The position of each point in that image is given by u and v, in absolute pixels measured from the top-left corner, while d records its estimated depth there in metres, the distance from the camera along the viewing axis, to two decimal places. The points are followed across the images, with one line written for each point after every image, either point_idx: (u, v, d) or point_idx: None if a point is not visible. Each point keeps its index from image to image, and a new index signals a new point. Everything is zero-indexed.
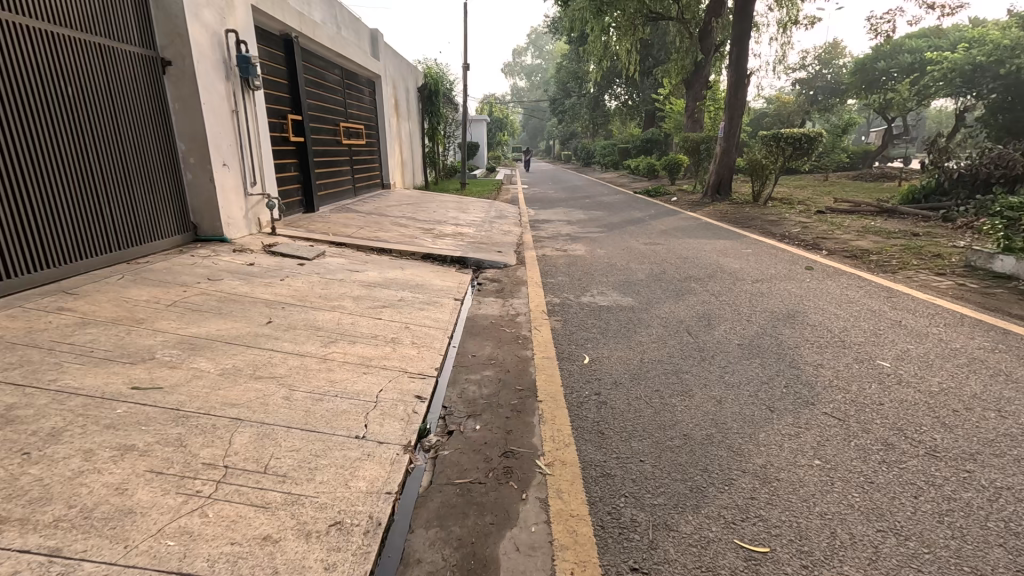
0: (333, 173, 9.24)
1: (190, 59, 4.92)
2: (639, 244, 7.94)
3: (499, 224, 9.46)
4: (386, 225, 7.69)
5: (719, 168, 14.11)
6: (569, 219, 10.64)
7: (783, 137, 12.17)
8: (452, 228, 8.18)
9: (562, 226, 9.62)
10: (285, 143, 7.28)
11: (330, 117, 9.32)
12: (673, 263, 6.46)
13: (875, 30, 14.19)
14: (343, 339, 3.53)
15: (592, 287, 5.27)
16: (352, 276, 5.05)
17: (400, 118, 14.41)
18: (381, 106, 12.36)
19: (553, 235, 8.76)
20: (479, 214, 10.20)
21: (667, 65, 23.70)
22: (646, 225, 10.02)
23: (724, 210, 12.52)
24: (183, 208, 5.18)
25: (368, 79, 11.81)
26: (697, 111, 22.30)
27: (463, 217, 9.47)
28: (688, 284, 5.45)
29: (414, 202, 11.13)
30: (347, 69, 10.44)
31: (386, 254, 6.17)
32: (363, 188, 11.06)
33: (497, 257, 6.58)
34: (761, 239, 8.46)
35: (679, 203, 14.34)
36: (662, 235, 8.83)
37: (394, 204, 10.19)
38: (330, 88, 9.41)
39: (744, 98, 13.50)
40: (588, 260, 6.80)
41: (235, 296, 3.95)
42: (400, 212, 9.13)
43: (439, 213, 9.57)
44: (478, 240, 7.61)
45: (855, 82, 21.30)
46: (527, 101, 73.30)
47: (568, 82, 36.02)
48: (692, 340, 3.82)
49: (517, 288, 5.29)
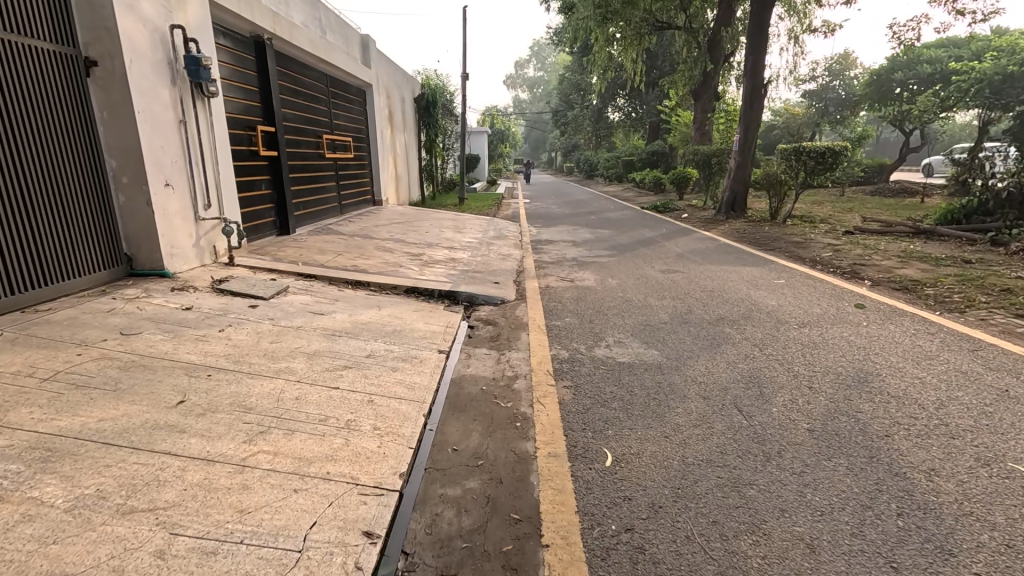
0: (314, 190, 8.39)
1: (119, 57, 4.07)
2: (654, 271, 7.03)
3: (498, 245, 8.58)
4: (368, 250, 6.80)
5: (733, 183, 13.22)
6: (575, 240, 9.74)
7: (804, 151, 11.29)
8: (445, 253, 7.30)
9: (567, 249, 8.73)
10: (252, 158, 6.43)
11: (312, 129, 8.50)
12: (698, 298, 5.56)
13: (897, 38, 13.37)
14: (276, 428, 2.61)
15: (607, 334, 4.36)
16: (314, 322, 4.14)
17: (394, 130, 13.64)
18: (372, 117, 11.55)
19: (557, 259, 7.87)
20: (476, 234, 9.31)
21: (673, 76, 22.99)
22: (659, 247, 9.12)
23: (741, 229, 11.62)
24: (112, 237, 4.30)
25: (358, 88, 11.03)
26: (706, 123, 21.53)
27: (458, 239, 8.59)
28: (721, 329, 4.53)
29: (406, 220, 10.25)
30: (334, 77, 9.65)
31: (362, 289, 5.26)
32: (351, 205, 10.20)
33: (493, 290, 5.67)
34: (791, 265, 7.55)
35: (690, 220, 13.46)
36: (679, 259, 7.92)
37: (382, 223, 9.30)
38: (312, 96, 8.59)
39: (760, 109, 12.66)
40: (598, 291, 5.90)
41: (147, 359, 3.05)
42: (387, 233, 8.25)
43: (431, 234, 8.68)
44: (473, 266, 6.71)
45: (869, 94, 20.53)
46: (529, 113, 72.85)
47: (571, 93, 35.40)
48: (745, 423, 2.88)
49: (516, 335, 4.37)
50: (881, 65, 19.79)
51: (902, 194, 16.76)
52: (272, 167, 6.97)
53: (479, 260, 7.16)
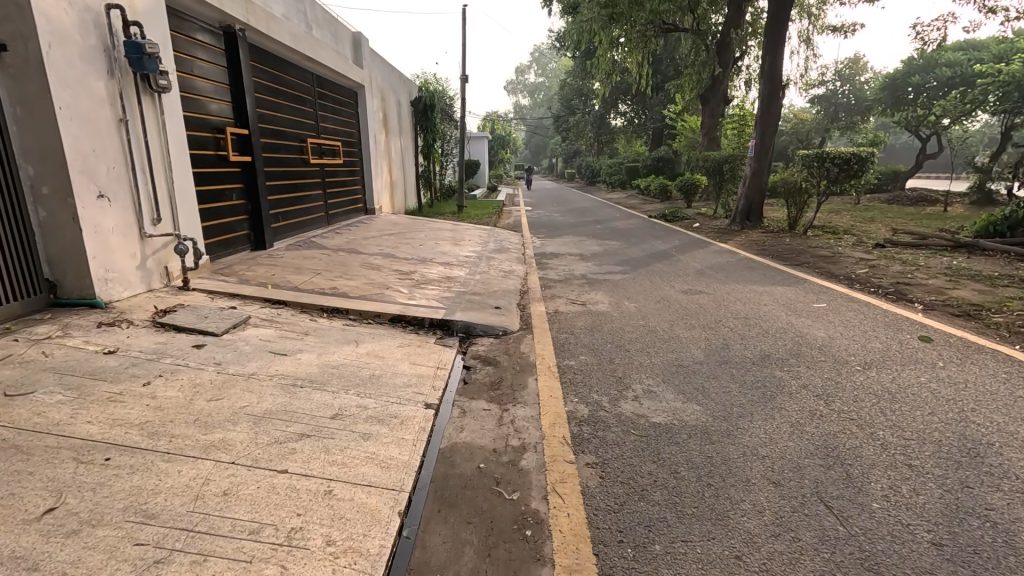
0: (297, 199, 7.63)
1: (34, 40, 3.29)
2: (674, 291, 6.26)
3: (499, 260, 7.80)
4: (352, 268, 6.02)
5: (748, 191, 12.45)
6: (582, 252, 8.97)
7: (827, 157, 10.54)
8: (439, 269, 6.52)
9: (574, 264, 7.98)
10: (219, 164, 5.67)
11: (295, 132, 7.75)
12: (731, 328, 4.78)
13: (922, 37, 12.71)
14: (182, 554, 1.81)
15: (632, 380, 3.56)
16: (271, 367, 3.35)
17: (388, 133, 12.93)
18: (364, 120, 10.81)
19: (564, 275, 7.10)
20: (474, 247, 8.54)
21: (680, 80, 22.32)
22: (675, 262, 8.34)
23: (759, 240, 10.86)
24: (28, 261, 3.50)
25: (348, 89, 10.29)
26: (714, 129, 20.84)
27: (454, 252, 7.82)
28: (770, 373, 3.74)
29: (399, 231, 9.48)
30: (321, 75, 8.90)
31: (339, 318, 4.48)
32: (339, 215, 9.42)
33: (493, 317, 4.89)
34: (826, 284, 6.77)
35: (703, 230, 12.70)
36: (699, 276, 7.16)
37: (373, 234, 8.52)
38: (295, 96, 7.84)
39: (777, 113, 11.91)
40: (613, 317, 5.12)
41: (25, 437, 2.25)
42: (377, 246, 7.47)
43: (425, 248, 7.90)
44: (471, 285, 5.94)
45: (883, 98, 19.85)
46: (529, 119, 72.34)
47: (573, 98, 34.82)
48: (844, 533, 2.08)
49: (521, 381, 3.57)
50: (896, 68, 19.12)
51: (921, 202, 16.04)
52: (245, 174, 6.20)
53: (479, 278, 6.40)
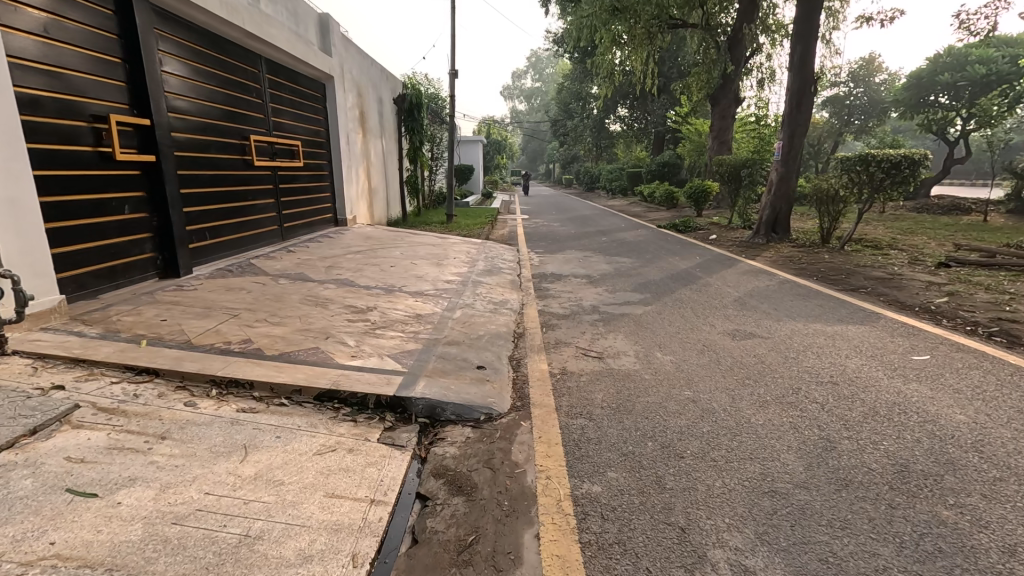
0: (234, 211, 6.10)
1: None
2: (716, 333, 4.74)
3: (487, 286, 6.26)
4: (288, 305, 4.48)
5: (774, 199, 10.99)
6: (589, 274, 7.48)
7: (872, 159, 9.07)
8: (407, 304, 4.98)
9: (581, 290, 6.48)
10: (99, 166, 4.15)
11: (234, 128, 6.22)
12: (821, 405, 3.25)
13: (966, 27, 11.45)
14: None
15: (705, 542, 2.03)
16: (47, 534, 1.81)
17: (366, 134, 11.50)
18: (333, 116, 9.32)
19: (570, 308, 5.59)
20: (458, 268, 7.01)
21: (686, 80, 20.94)
22: (702, 287, 6.85)
23: (791, 255, 9.40)
24: None
25: (313, 79, 8.79)
26: (725, 132, 19.36)
27: (432, 277, 6.29)
28: (933, 515, 2.20)
29: (370, 246, 7.95)
30: (274, 60, 7.39)
31: (236, 398, 2.94)
32: (297, 228, 7.87)
33: (473, 386, 3.36)
34: (908, 320, 5.29)
35: (722, 243, 11.23)
36: (741, 309, 5.64)
37: (334, 252, 6.99)
38: (234, 82, 6.33)
39: (808, 111, 10.47)
40: (644, 382, 3.60)
41: None
42: (333, 270, 5.94)
43: (396, 271, 6.38)
44: (446, 328, 4.41)
45: (906, 99, 19.09)
46: (525, 124, 70.99)
47: (570, 103, 33.53)
48: None
49: (511, 544, 2.04)
50: (921, 66, 18.09)
51: (954, 212, 14.67)
52: (146, 178, 4.66)
53: (459, 315, 4.86)
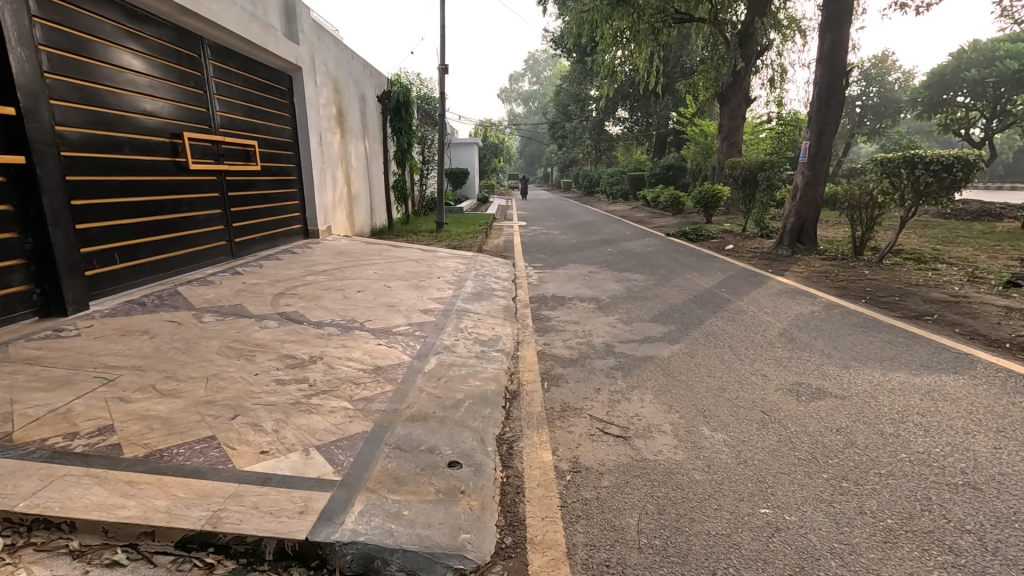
0: (158, 225, 4.93)
1: None
2: (773, 390, 3.58)
3: (474, 317, 5.09)
4: (198, 359, 3.30)
5: (800, 206, 9.87)
6: (597, 297, 6.32)
7: (919, 161, 7.94)
8: (366, 350, 3.80)
9: (590, 320, 5.33)
10: None
11: (161, 123, 5.06)
12: (981, 541, 2.09)
13: (1008, 14, 10.41)
14: None
15: None
16: None
17: (346, 134, 10.37)
18: (301, 112, 8.16)
19: (579, 350, 4.42)
20: (441, 293, 5.85)
21: (692, 79, 19.87)
22: (734, 313, 5.69)
23: (825, 270, 8.27)
24: None
25: (275, 70, 7.63)
26: (735, 133, 18.26)
27: (407, 306, 5.12)
28: None
29: (339, 263, 6.78)
30: (220, 42, 6.23)
31: (39, 556, 1.76)
32: (252, 242, 6.70)
33: (438, 507, 2.18)
34: (1013, 364, 4.13)
35: (741, 255, 10.10)
36: (792, 348, 4.48)
37: (291, 274, 5.81)
38: (166, 68, 5.21)
39: (838, 108, 9.35)
40: (697, 490, 2.42)
41: None
42: (282, 300, 4.76)
43: (363, 298, 5.20)
44: (413, 389, 3.24)
45: (927, 97, 18.12)
46: (523, 128, 69.98)
47: (569, 104, 32.49)
48: None
49: None
50: (943, 63, 17.14)
51: (986, 218, 13.59)
52: (14, 187, 3.50)
53: (433, 366, 3.68)
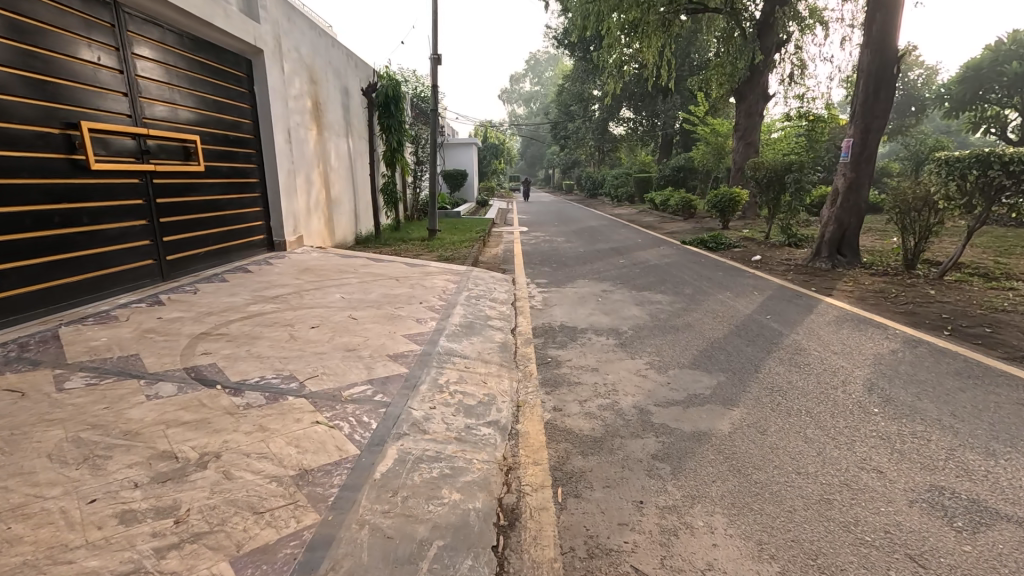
0: (34, 244, 3.72)
1: None
2: (910, 508, 2.33)
3: (460, 366, 3.86)
4: (7, 473, 2.06)
5: (841, 213, 8.63)
6: (615, 330, 5.09)
7: (995, 160, 6.68)
8: (291, 438, 2.55)
9: (612, 368, 4.08)
10: None
11: (45, 108, 3.86)
12: None
13: None
14: None
15: None
16: None
17: (324, 131, 9.18)
18: (262, 104, 6.93)
19: (602, 422, 3.16)
20: (420, 327, 4.61)
21: (704, 75, 18.69)
22: (794, 353, 4.45)
23: (880, 289, 7.04)
24: None
25: (228, 52, 6.40)
26: (752, 131, 17.01)
27: (372, 350, 3.88)
28: None
29: (300, 284, 5.55)
30: (148, 14, 5.04)
31: None
32: (193, 260, 5.49)
33: None
34: None
35: (773, 268, 8.88)
36: (896, 417, 3.24)
37: (231, 303, 4.58)
38: (60, 39, 4.04)
39: (888, 101, 8.12)
40: None
41: None
42: (200, 347, 3.53)
43: (316, 340, 3.96)
44: (349, 524, 2.00)
45: (959, 94, 16.92)
46: (525, 129, 68.83)
47: (571, 104, 31.30)
48: None
49: None
50: (979, 57, 15.87)
51: None
52: None
53: (389, 467, 2.44)
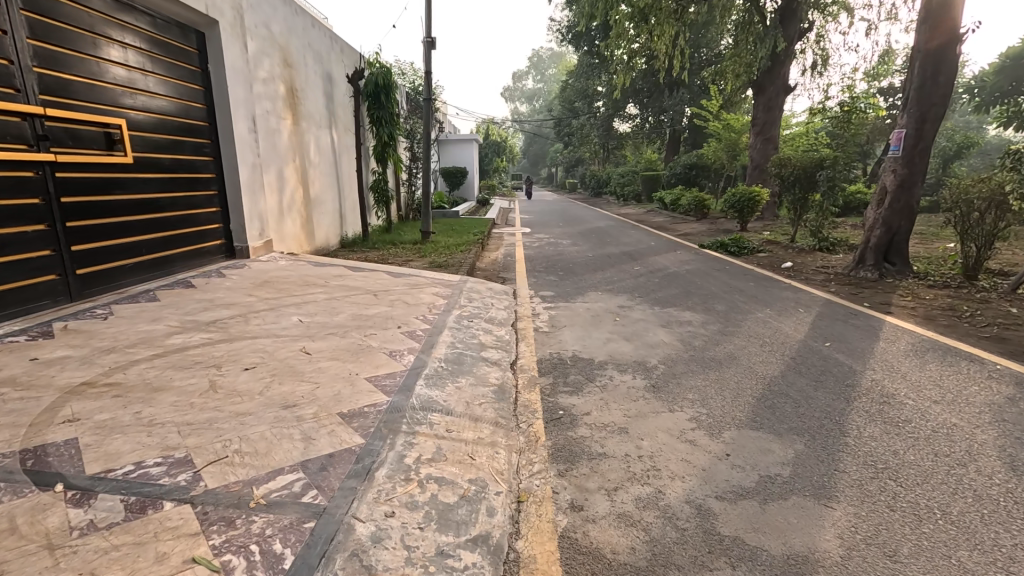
0: None
1: None
2: None
3: (438, 430, 2.79)
4: None
5: (888, 214, 7.56)
6: (641, 366, 4.03)
7: None
8: None
9: (647, 429, 3.01)
10: None
11: None
12: None
13: None
14: None
15: None
16: None
17: (301, 121, 8.12)
18: (218, 87, 5.87)
19: (645, 536, 2.10)
20: (392, 366, 3.54)
21: (718, 67, 17.60)
22: (883, 404, 3.37)
23: (948, 305, 5.96)
24: None
25: (172, 22, 5.34)
26: (771, 126, 15.89)
27: (317, 409, 2.82)
28: None
29: (250, 304, 4.50)
30: None
31: None
32: (116, 274, 4.45)
33: None
34: None
35: (810, 277, 7.80)
36: None
37: (146, 334, 3.52)
38: None
39: (949, 85, 7.02)
40: None
41: None
42: (65, 411, 2.47)
43: (243, 391, 2.90)
44: None
45: (994, 84, 16.03)
46: (527, 127, 67.75)
47: (576, 101, 30.23)
48: None
49: None
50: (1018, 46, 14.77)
51: None
52: None
53: None
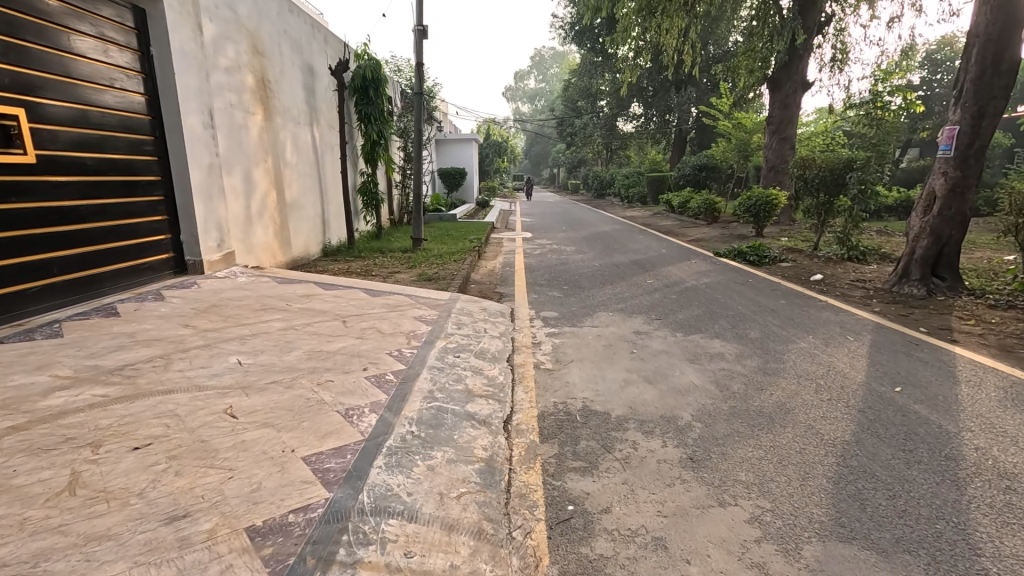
0: None
1: None
2: None
3: (392, 557, 1.90)
4: None
5: (938, 222, 6.64)
6: (670, 424, 3.14)
7: None
8: None
9: (692, 543, 2.12)
10: None
11: None
12: None
13: None
14: None
15: None
16: None
17: (274, 116, 7.23)
18: (165, 74, 5.00)
19: None
20: (346, 435, 2.65)
21: (730, 62, 16.71)
22: (1010, 494, 2.46)
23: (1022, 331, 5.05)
24: None
25: None
26: (787, 125, 14.99)
27: (218, 521, 1.94)
28: None
29: (182, 338, 3.62)
30: None
31: None
32: (11, 302, 3.61)
33: None
34: None
35: (847, 293, 6.89)
36: None
37: (18, 391, 2.66)
38: None
39: (1012, 75, 6.12)
40: None
41: None
42: None
43: (114, 490, 2.03)
44: None
45: None
46: (529, 127, 66.84)
47: (579, 99, 29.37)
48: None
49: None
50: None
51: None
52: None
53: None
